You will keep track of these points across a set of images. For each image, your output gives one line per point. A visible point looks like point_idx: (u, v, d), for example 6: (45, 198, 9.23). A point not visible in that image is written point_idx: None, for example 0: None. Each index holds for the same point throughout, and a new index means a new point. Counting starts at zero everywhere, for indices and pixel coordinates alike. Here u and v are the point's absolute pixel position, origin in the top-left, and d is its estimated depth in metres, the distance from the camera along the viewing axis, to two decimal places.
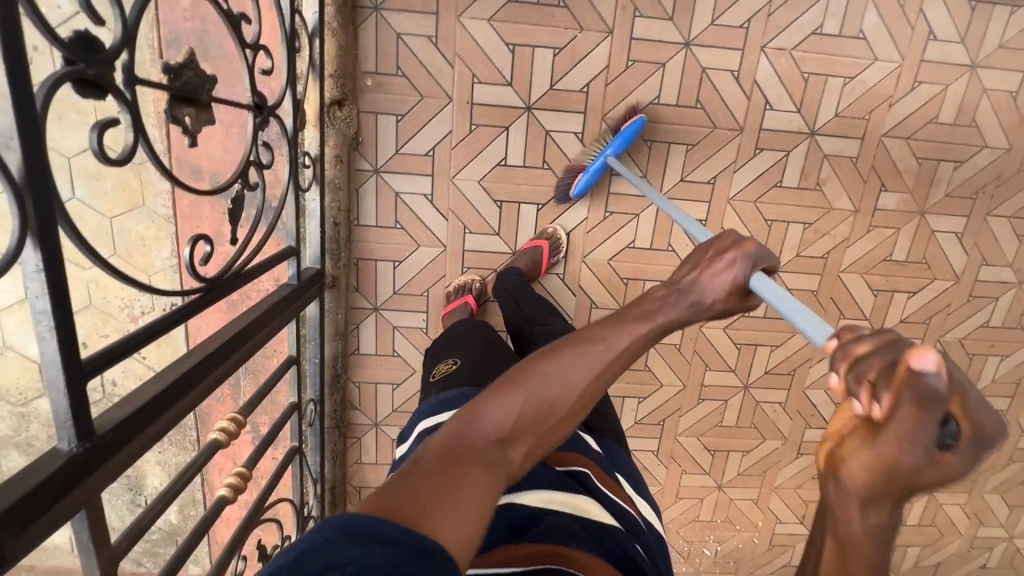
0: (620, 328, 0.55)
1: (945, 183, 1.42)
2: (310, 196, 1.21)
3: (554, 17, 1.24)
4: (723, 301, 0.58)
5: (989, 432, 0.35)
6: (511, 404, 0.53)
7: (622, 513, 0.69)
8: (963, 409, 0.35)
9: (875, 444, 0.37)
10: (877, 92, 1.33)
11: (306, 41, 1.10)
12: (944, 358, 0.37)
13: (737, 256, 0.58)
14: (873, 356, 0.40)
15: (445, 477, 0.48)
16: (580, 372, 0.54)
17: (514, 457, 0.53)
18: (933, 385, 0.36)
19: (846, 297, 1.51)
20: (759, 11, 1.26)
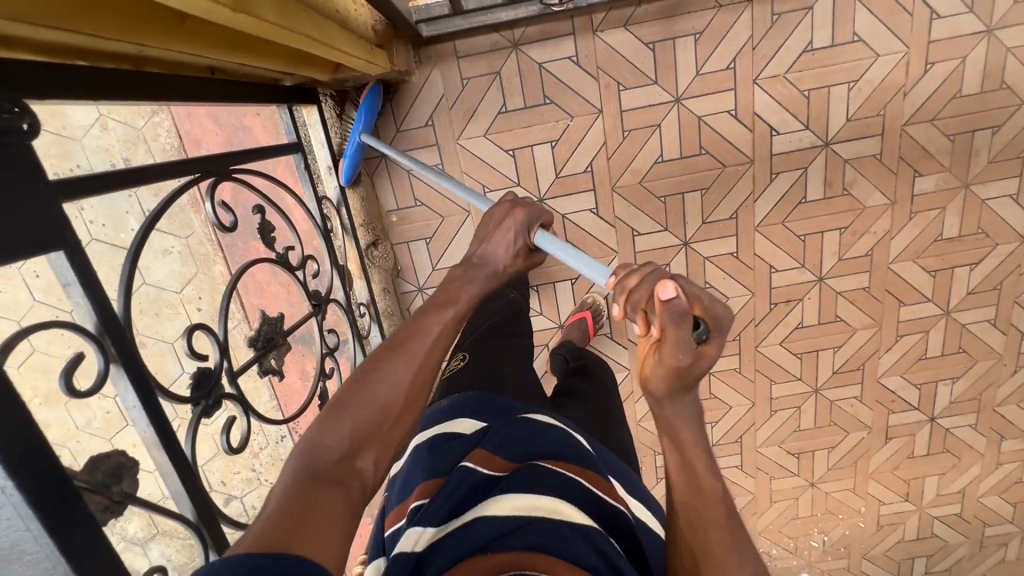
0: (426, 318, 0.66)
1: (985, 151, 1.35)
2: (373, 335, 1.37)
3: (543, 114, 1.29)
4: (515, 260, 0.76)
5: (721, 320, 0.49)
6: (341, 424, 0.56)
7: (605, 515, 0.67)
8: (704, 312, 0.48)
9: (662, 357, 0.50)
10: (888, 85, 1.28)
11: (334, 211, 1.25)
12: (681, 281, 0.48)
13: (514, 223, 0.76)
14: (641, 288, 0.50)
15: (297, 503, 0.47)
16: (401, 376, 0.61)
17: (361, 467, 0.55)
18: (679, 304, 0.47)
19: (902, 286, 1.48)
20: (743, 47, 1.25)
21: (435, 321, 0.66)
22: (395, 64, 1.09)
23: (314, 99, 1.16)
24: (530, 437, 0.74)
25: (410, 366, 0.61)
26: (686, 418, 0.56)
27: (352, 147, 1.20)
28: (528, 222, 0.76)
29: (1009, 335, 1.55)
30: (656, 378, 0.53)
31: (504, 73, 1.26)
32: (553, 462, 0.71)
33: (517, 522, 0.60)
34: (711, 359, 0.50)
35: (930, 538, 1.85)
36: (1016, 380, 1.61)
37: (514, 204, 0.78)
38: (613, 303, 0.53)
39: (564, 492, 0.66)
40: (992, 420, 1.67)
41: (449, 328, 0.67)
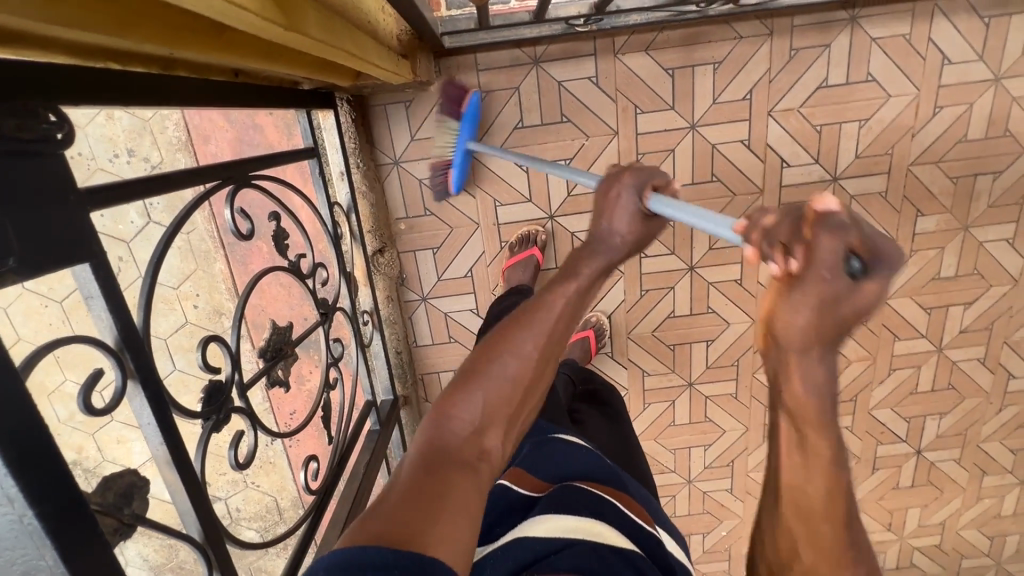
0: (553, 287, 0.64)
1: (986, 195, 1.38)
2: (374, 343, 1.34)
3: (559, 132, 1.29)
4: (632, 232, 0.68)
5: (884, 253, 0.39)
6: (475, 398, 0.57)
7: (639, 536, 0.72)
8: (862, 244, 0.38)
9: (802, 289, 0.41)
10: (897, 126, 1.31)
11: (344, 217, 1.22)
12: (840, 207, 0.40)
13: (631, 184, 0.66)
14: (781, 222, 0.43)
15: (429, 486, 0.50)
16: (529, 350, 0.61)
17: (491, 442, 0.57)
18: (839, 218, 0.39)
19: (897, 321, 1.51)
20: (760, 80, 1.27)
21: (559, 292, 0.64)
22: (417, 76, 1.08)
23: (331, 103, 1.15)
24: (561, 457, 0.81)
25: (539, 341, 0.61)
26: (816, 390, 0.45)
27: (459, 159, 1.22)
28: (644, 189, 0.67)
29: (996, 374, 1.59)
30: (792, 327, 0.42)
31: (523, 89, 1.26)
32: (584, 481, 0.77)
33: (557, 544, 0.64)
34: (873, 293, 0.40)
35: (909, 568, 1.88)
36: (1001, 418, 1.65)
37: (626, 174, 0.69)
38: (745, 243, 0.47)
39: (601, 515, 0.72)
40: (975, 455, 1.71)
41: (580, 296, 0.65)
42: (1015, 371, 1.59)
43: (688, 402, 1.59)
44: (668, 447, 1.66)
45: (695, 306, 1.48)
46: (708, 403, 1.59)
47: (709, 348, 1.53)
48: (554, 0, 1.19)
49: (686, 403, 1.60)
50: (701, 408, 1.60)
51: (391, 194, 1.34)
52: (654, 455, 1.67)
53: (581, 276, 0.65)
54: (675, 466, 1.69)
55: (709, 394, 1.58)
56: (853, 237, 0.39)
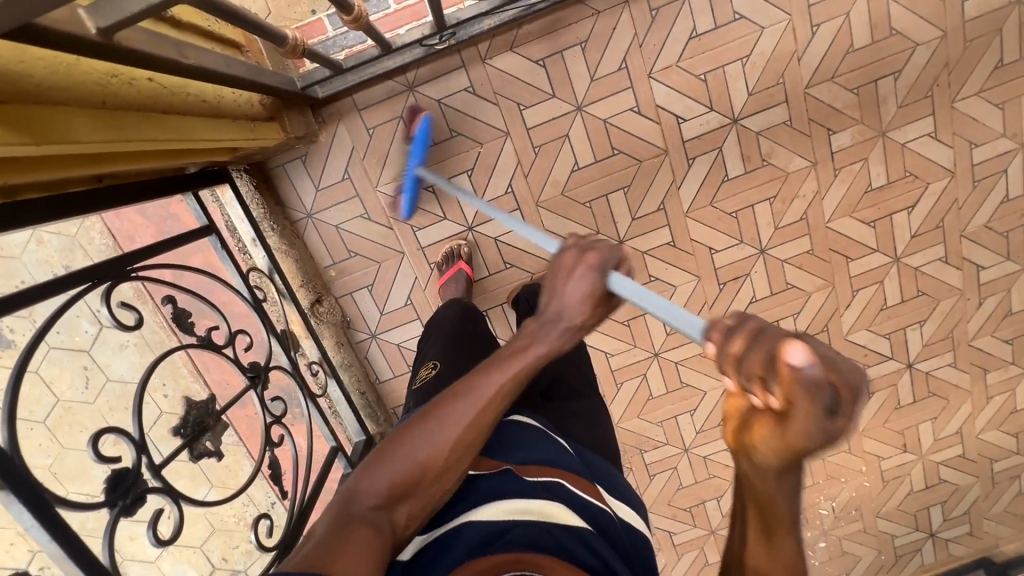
0: (474, 382, 0.61)
1: (892, 97, 1.36)
2: (331, 390, 1.39)
3: (453, 147, 1.32)
4: (589, 315, 0.61)
5: (859, 388, 0.37)
6: (385, 469, 0.58)
7: (589, 512, 0.69)
8: (842, 381, 0.37)
9: (783, 434, 0.40)
10: (780, 54, 1.31)
11: (268, 280, 1.29)
12: (810, 343, 0.39)
13: (585, 268, 0.62)
14: (753, 352, 0.41)
15: (331, 542, 0.51)
16: (450, 429, 0.60)
17: (398, 517, 0.58)
18: (812, 375, 0.37)
19: (844, 242, 1.49)
20: (630, 46, 1.28)
21: (497, 377, 0.60)
22: (291, 133, 1.13)
23: (226, 178, 1.21)
24: (515, 444, 0.78)
25: (470, 412, 0.60)
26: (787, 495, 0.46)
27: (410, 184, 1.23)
28: (602, 266, 0.62)
29: (964, 270, 1.54)
30: (771, 456, 0.42)
31: (406, 116, 1.29)
32: (538, 467, 0.74)
33: (507, 524, 0.61)
34: (851, 434, 0.39)
35: (939, 485, 1.82)
36: (984, 311, 1.60)
37: (577, 245, 0.64)
38: (721, 372, 0.44)
39: (551, 496, 0.69)
40: (971, 355, 1.65)
41: (512, 389, 0.61)
42: (982, 261, 1.54)
43: (659, 371, 1.58)
44: (653, 420, 1.65)
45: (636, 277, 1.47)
46: (679, 368, 1.58)
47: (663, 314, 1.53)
48: (400, 30, 1.19)
49: (658, 373, 1.59)
50: (674, 374, 1.59)
51: (314, 245, 1.39)
52: (642, 431, 1.66)
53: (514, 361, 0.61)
54: (667, 438, 1.67)
55: (678, 358, 1.57)
56: (834, 380, 0.37)
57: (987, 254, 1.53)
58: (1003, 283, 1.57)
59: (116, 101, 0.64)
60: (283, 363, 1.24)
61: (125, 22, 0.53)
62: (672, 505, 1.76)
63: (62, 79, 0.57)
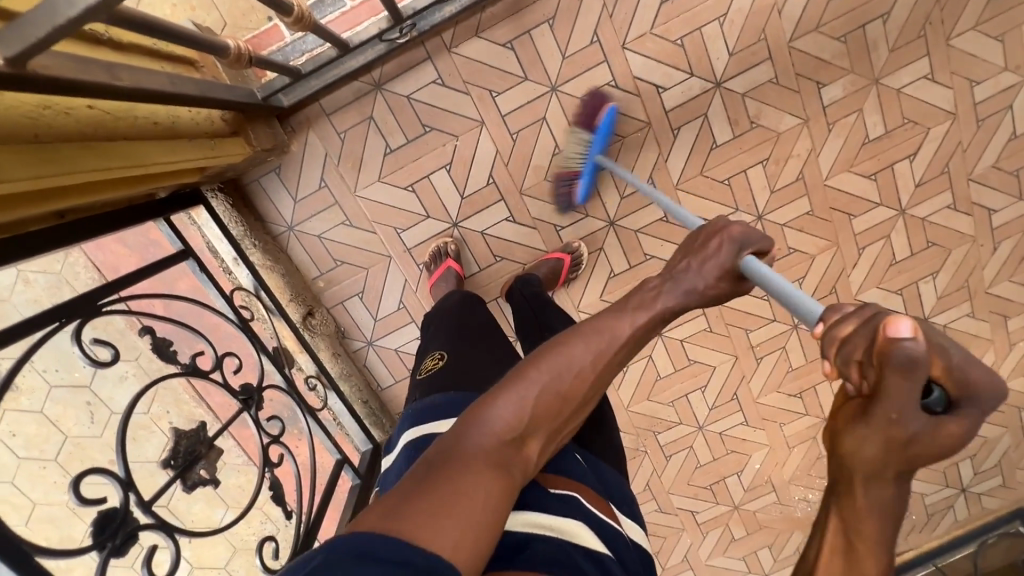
0: (621, 311, 0.63)
1: (883, 41, 1.29)
2: (332, 402, 1.38)
3: (428, 143, 1.28)
4: (714, 284, 0.67)
5: (974, 393, 0.42)
6: (523, 398, 0.56)
7: (604, 534, 0.65)
8: (944, 373, 0.42)
9: (872, 417, 0.45)
10: (758, 9, 1.25)
11: (254, 299, 1.27)
12: (920, 326, 0.43)
13: (727, 239, 0.68)
14: (861, 335, 0.45)
15: (456, 478, 0.50)
16: (585, 365, 0.60)
17: (528, 453, 0.57)
18: (912, 351, 0.41)
19: (845, 199, 1.43)
20: (601, 18, 1.22)
21: (626, 325, 0.62)
22: (258, 146, 1.10)
23: (200, 199, 1.19)
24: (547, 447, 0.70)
25: (595, 368, 0.60)
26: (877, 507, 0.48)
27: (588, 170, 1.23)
28: (740, 248, 0.68)
29: (975, 215, 1.48)
30: (865, 452, 0.46)
31: (377, 116, 1.25)
32: (565, 479, 0.67)
33: (525, 542, 0.57)
34: (952, 436, 0.43)
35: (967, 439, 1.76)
36: (1000, 256, 1.53)
37: (720, 228, 0.70)
38: (824, 357, 0.49)
39: (574, 513, 0.63)
40: (989, 303, 1.58)
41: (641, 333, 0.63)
42: (993, 204, 1.47)
43: (665, 351, 1.55)
44: (664, 401, 1.61)
45: (631, 258, 1.41)
46: (685, 345, 1.55)
47: None
48: (359, 26, 1.15)
49: (665, 353, 1.55)
50: (680, 352, 1.55)
51: (298, 258, 1.36)
52: (654, 413, 1.62)
53: (653, 308, 0.64)
54: (680, 418, 1.64)
55: (683, 335, 1.54)
56: (938, 371, 0.42)
57: (998, 197, 1.46)
58: (1017, 225, 1.50)
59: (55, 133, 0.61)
60: (278, 381, 1.22)
61: (34, 50, 0.50)
62: (692, 485, 1.73)
63: None
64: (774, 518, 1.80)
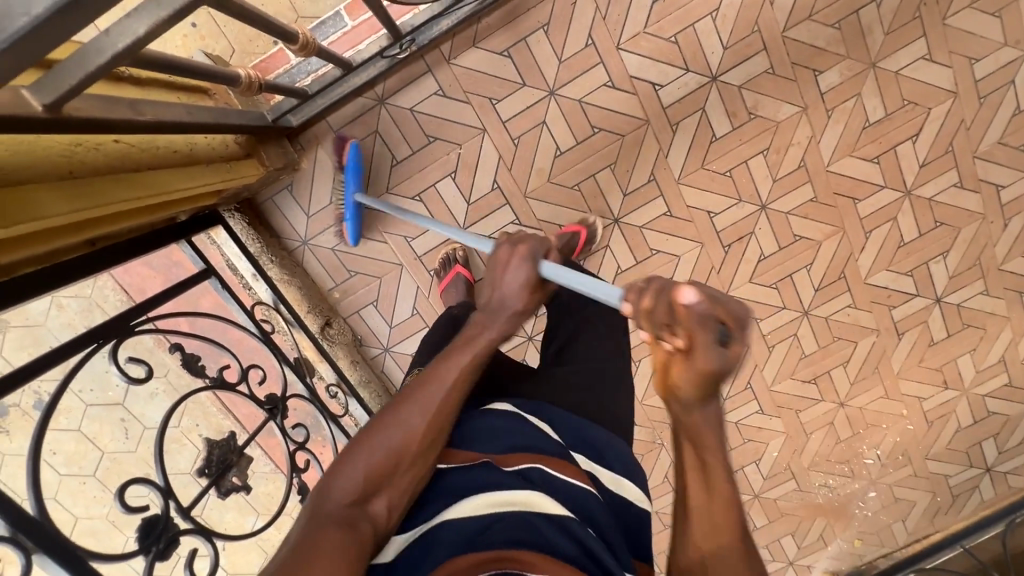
0: (451, 355, 0.64)
1: (877, 25, 1.30)
2: (353, 408, 1.42)
3: (432, 152, 1.32)
4: (529, 299, 0.68)
5: (743, 322, 0.50)
6: (358, 464, 0.57)
7: (570, 497, 0.65)
8: (730, 318, 0.49)
9: (693, 365, 0.50)
10: (750, 1, 1.26)
11: (274, 313, 1.31)
12: (698, 287, 0.50)
13: (520, 255, 0.67)
14: (659, 303, 0.51)
15: (302, 553, 0.48)
16: (421, 414, 0.61)
17: (377, 510, 0.57)
18: (700, 309, 0.49)
19: (849, 184, 1.43)
20: (594, 21, 1.25)
21: (454, 366, 0.63)
22: (270, 166, 1.15)
23: (219, 220, 1.24)
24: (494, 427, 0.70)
25: (427, 412, 0.61)
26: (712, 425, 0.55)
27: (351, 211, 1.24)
28: (533, 257, 0.68)
29: (982, 192, 1.47)
30: (687, 388, 0.52)
31: (382, 130, 1.29)
32: (517, 453, 0.67)
33: (488, 520, 0.57)
34: (739, 357, 0.50)
35: (989, 418, 1.75)
36: (1011, 232, 1.52)
37: (509, 239, 0.70)
38: (640, 329, 0.54)
39: (533, 484, 0.63)
40: (1003, 280, 1.57)
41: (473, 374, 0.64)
42: (1001, 180, 1.46)
43: None
44: None
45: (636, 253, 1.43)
46: None
47: None
48: (361, 44, 1.18)
49: None
50: None
51: (314, 271, 1.41)
52: None
53: (480, 343, 0.65)
54: None
55: None
56: (719, 314, 0.49)
57: (1006, 172, 1.45)
58: None
59: (86, 165, 0.67)
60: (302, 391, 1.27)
61: (71, 94, 0.55)
62: None
63: (22, 160, 0.59)
64: (795, 505, 1.81)
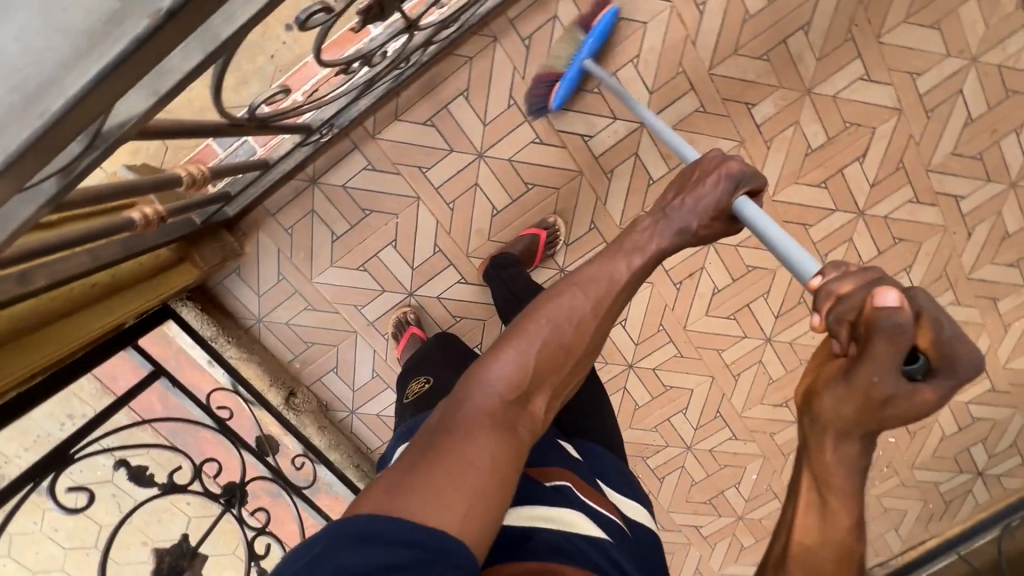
0: (615, 256, 0.62)
1: (808, 52, 1.26)
2: (321, 472, 1.47)
3: (370, 224, 1.34)
4: (710, 226, 0.67)
5: (953, 368, 0.43)
6: (525, 349, 0.55)
7: (605, 521, 0.58)
8: (931, 346, 0.43)
9: (852, 381, 0.46)
10: (671, 44, 1.24)
11: (233, 394, 1.37)
12: (911, 293, 0.44)
13: (724, 175, 0.66)
14: (857, 297, 0.47)
15: (454, 443, 0.48)
16: (582, 311, 0.59)
17: (534, 408, 0.55)
18: (897, 321, 0.43)
19: (797, 210, 1.40)
20: (514, 82, 1.24)
21: (624, 268, 0.62)
22: (206, 265, 1.18)
23: (170, 313, 1.29)
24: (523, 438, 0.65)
25: (593, 313, 0.59)
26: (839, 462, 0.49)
27: None
28: (737, 183, 0.66)
29: (941, 204, 1.42)
30: (838, 412, 0.47)
31: (317, 208, 1.32)
32: (553, 469, 0.61)
33: (531, 531, 0.51)
34: (924, 402, 0.44)
35: (974, 423, 1.71)
36: (977, 241, 1.47)
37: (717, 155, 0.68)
38: (815, 310, 0.50)
39: (573, 504, 0.57)
40: (974, 288, 1.52)
41: (639, 278, 0.63)
42: (960, 190, 1.41)
43: (639, 379, 1.57)
44: (647, 427, 1.63)
45: None
46: (658, 373, 1.56)
47: (627, 326, 1.52)
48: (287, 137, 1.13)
49: (638, 381, 1.57)
50: (654, 379, 1.57)
51: (271, 345, 1.44)
52: (639, 440, 1.65)
53: (648, 250, 0.63)
54: (666, 441, 1.65)
55: (654, 364, 1.55)
56: (922, 341, 0.44)
57: (964, 181, 1.40)
58: (990, 206, 1.43)
59: (0, 334, 0.75)
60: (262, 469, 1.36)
61: None
62: (691, 502, 1.74)
63: None
64: None
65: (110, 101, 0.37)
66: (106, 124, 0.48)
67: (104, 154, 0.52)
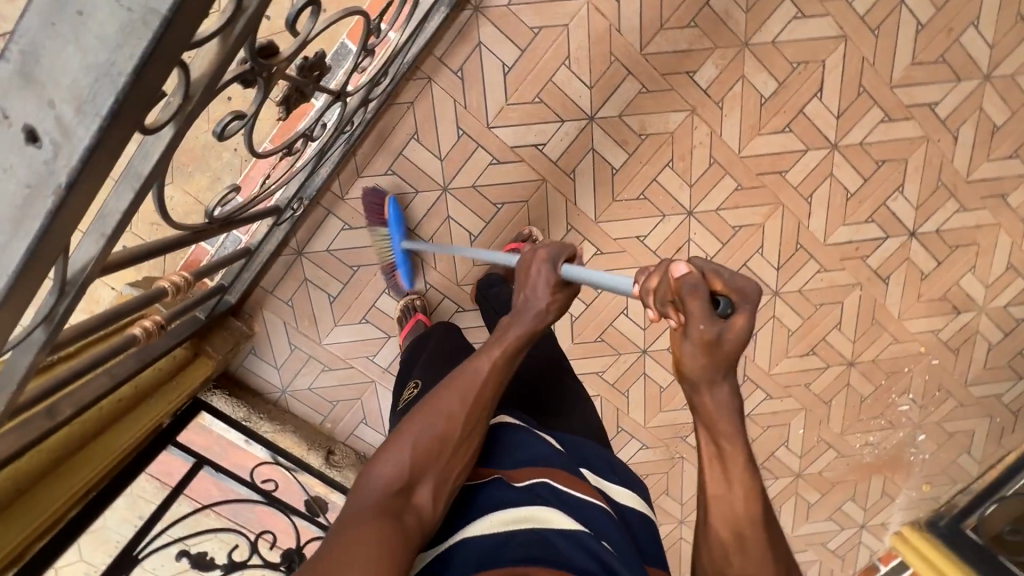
0: (480, 354, 0.63)
1: (734, 8, 1.27)
2: None
3: (361, 278, 1.41)
4: (552, 301, 0.68)
5: (748, 295, 0.52)
6: (400, 452, 0.57)
7: (583, 510, 0.61)
8: (722, 287, 0.52)
9: (694, 338, 0.51)
10: (598, 37, 1.26)
11: (275, 465, 1.44)
12: (692, 262, 0.53)
13: (541, 262, 0.69)
14: (663, 281, 0.55)
15: (339, 542, 0.49)
16: (458, 403, 0.60)
17: (421, 500, 0.55)
18: (693, 281, 0.52)
19: (769, 160, 1.39)
20: (458, 114, 1.29)
21: (488, 361, 0.62)
22: (219, 354, 1.27)
23: (202, 404, 1.36)
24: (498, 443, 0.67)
25: (466, 400, 0.60)
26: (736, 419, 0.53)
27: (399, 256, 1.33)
28: (553, 260, 0.69)
29: (916, 116, 1.39)
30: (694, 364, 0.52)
31: (309, 275, 1.39)
32: (529, 467, 0.64)
33: (503, 538, 0.55)
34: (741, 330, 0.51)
35: (1019, 326, 1.62)
36: (965, 142, 1.42)
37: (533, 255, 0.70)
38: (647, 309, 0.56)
39: (547, 500, 0.60)
40: (977, 189, 1.47)
41: (509, 365, 0.63)
42: (931, 97, 1.37)
43: (656, 362, 1.57)
44: (677, 408, 1.62)
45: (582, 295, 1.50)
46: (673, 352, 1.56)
47: (630, 314, 1.53)
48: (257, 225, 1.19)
49: (657, 364, 1.57)
50: (671, 359, 1.57)
51: (301, 411, 1.52)
52: (673, 422, 1.64)
53: (507, 338, 0.64)
54: None
55: (667, 343, 1.55)
56: (715, 284, 0.52)
57: (933, 88, 1.37)
58: (968, 104, 1.39)
59: (40, 467, 0.82)
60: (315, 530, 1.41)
61: None
62: None
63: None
64: (842, 472, 1.75)
65: (51, 264, 0.43)
66: (68, 272, 0.54)
67: (76, 298, 0.58)
